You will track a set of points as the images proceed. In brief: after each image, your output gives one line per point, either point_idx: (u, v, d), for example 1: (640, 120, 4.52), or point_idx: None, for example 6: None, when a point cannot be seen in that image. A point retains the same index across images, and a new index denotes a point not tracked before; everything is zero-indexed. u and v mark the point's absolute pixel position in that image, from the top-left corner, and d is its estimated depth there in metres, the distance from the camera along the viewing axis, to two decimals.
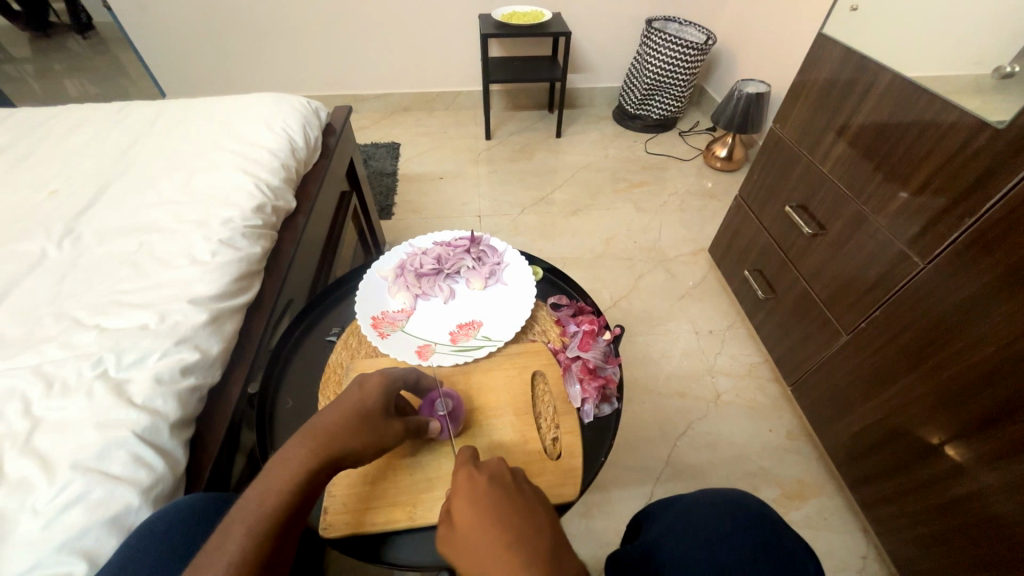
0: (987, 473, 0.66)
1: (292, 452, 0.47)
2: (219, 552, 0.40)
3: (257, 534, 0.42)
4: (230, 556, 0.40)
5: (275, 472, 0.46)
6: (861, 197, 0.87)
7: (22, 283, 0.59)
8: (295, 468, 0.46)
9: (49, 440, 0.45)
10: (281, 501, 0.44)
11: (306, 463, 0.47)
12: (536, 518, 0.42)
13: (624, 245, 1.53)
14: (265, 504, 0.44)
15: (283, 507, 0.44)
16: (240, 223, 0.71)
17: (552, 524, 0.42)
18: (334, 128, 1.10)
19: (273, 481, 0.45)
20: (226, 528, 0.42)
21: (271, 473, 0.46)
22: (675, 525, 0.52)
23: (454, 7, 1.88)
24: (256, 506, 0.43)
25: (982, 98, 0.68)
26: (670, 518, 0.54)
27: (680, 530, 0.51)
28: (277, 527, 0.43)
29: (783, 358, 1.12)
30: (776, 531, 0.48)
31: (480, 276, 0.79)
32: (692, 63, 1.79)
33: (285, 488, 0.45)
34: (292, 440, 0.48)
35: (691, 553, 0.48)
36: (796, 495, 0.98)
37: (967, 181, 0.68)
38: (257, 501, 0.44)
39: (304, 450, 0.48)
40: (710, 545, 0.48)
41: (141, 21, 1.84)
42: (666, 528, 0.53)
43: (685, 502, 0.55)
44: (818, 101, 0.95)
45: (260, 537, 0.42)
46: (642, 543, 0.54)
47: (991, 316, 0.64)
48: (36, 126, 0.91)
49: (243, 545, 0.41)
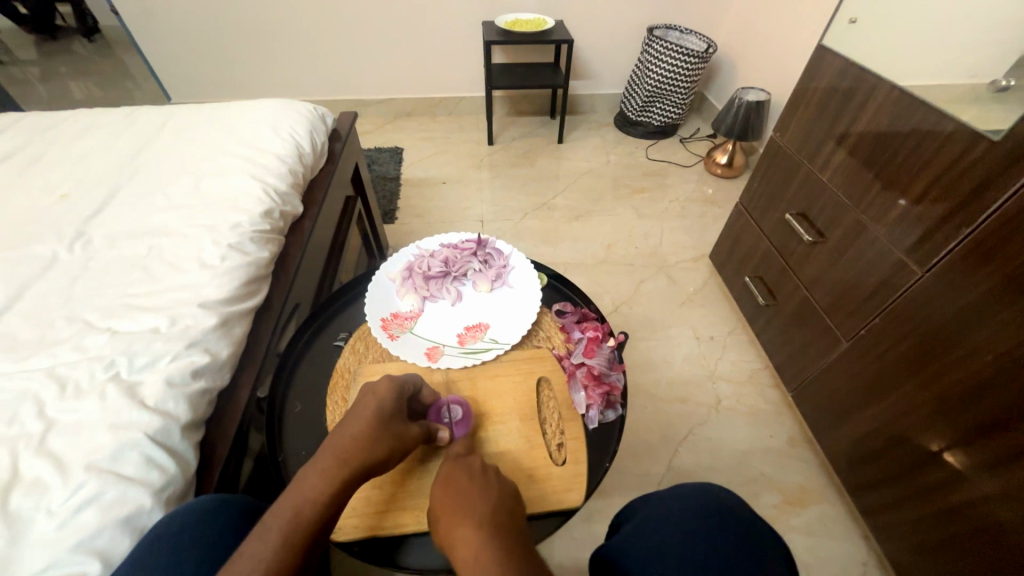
0: (988, 479, 0.67)
1: (323, 462, 0.49)
2: (252, 556, 0.41)
3: (293, 542, 0.43)
4: (268, 561, 0.41)
5: (307, 479, 0.48)
6: (860, 206, 0.89)
7: (35, 285, 0.60)
8: (325, 477, 0.48)
9: (63, 441, 0.46)
10: (314, 506, 0.46)
11: (336, 470, 0.49)
12: (488, 499, 0.50)
13: (625, 251, 1.54)
14: (300, 513, 0.45)
15: (317, 514, 0.46)
16: (249, 228, 0.72)
17: (501, 503, 0.50)
18: (340, 134, 1.11)
19: (306, 489, 0.47)
20: (260, 534, 0.43)
21: (305, 480, 0.48)
22: (650, 522, 0.53)
23: (456, 13, 1.90)
24: (292, 513, 0.45)
25: (979, 107, 0.70)
26: (647, 513, 0.55)
27: (657, 525, 0.52)
28: (309, 533, 0.44)
29: (783, 364, 1.13)
30: (740, 511, 0.52)
31: (487, 279, 0.80)
32: (692, 71, 1.81)
33: (316, 497, 0.47)
34: (321, 450, 0.50)
35: (671, 547, 0.49)
36: (797, 501, 0.99)
37: (963, 191, 0.69)
38: (290, 507, 0.45)
39: (332, 458, 0.50)
40: (693, 537, 0.50)
41: (147, 25, 1.86)
42: (640, 525, 0.54)
43: (660, 499, 0.56)
44: (818, 111, 0.96)
45: (295, 543, 0.43)
46: (618, 541, 0.54)
47: (991, 323, 0.65)
48: (46, 130, 0.92)
49: (280, 551, 0.42)
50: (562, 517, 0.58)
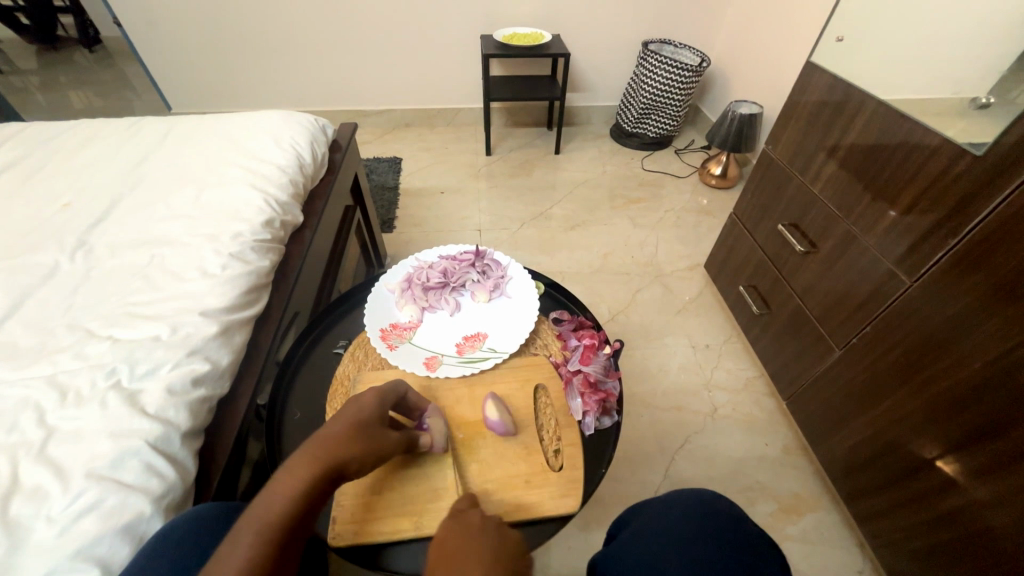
0: (978, 486, 0.68)
1: (298, 461, 0.49)
2: (230, 557, 0.41)
3: (266, 541, 0.43)
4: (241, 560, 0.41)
5: (281, 478, 0.48)
6: (851, 217, 0.90)
7: (36, 293, 0.61)
8: (298, 475, 0.48)
9: (63, 448, 0.46)
10: (287, 503, 0.46)
11: (310, 469, 0.48)
12: (483, 564, 0.44)
13: (621, 260, 1.56)
14: (273, 512, 0.45)
15: (289, 509, 0.45)
16: (250, 237, 0.73)
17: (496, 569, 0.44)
18: (340, 145, 1.12)
19: (279, 488, 0.47)
20: (234, 536, 0.43)
21: (277, 479, 0.48)
22: (645, 529, 0.54)
23: (454, 27, 1.93)
24: (265, 512, 0.44)
25: (961, 123, 0.72)
26: (642, 520, 0.56)
27: (652, 533, 0.53)
28: (283, 529, 0.44)
29: (777, 372, 1.14)
30: (730, 516, 0.53)
31: (486, 289, 0.81)
32: (687, 84, 1.84)
33: (289, 494, 0.46)
34: (298, 449, 0.50)
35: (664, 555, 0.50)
36: (793, 510, 0.99)
37: (950, 204, 0.71)
38: (264, 507, 0.45)
39: (307, 458, 0.49)
40: (685, 546, 0.50)
41: (150, 37, 1.89)
42: (636, 533, 0.55)
43: (656, 506, 0.57)
44: (808, 123, 0.98)
45: (268, 540, 0.43)
46: (614, 549, 0.55)
47: (978, 331, 0.67)
48: (48, 140, 0.93)
49: (253, 551, 0.41)
50: (559, 523, 0.59)
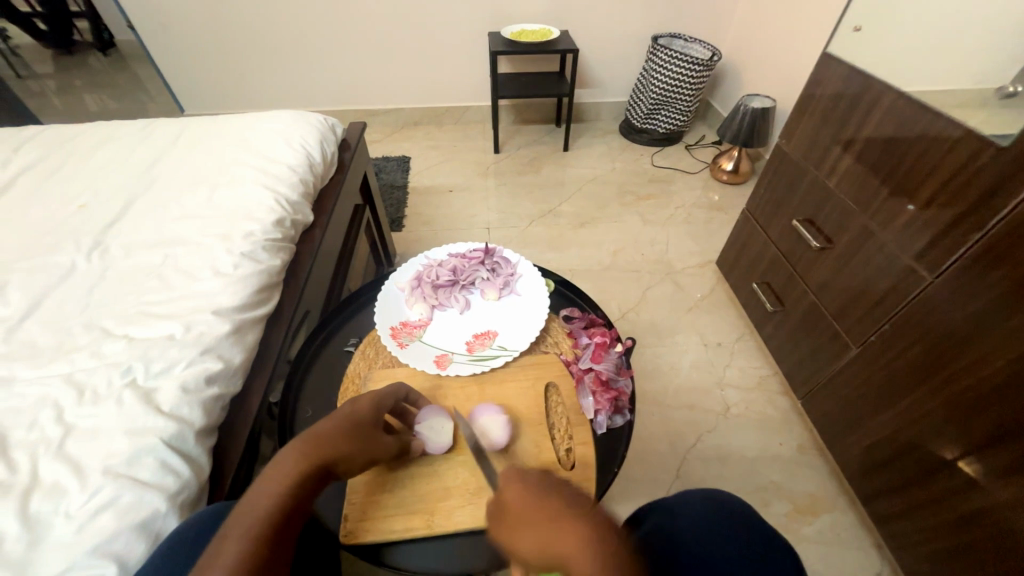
0: (1000, 487, 0.66)
1: (287, 458, 0.49)
2: (222, 555, 0.41)
3: (254, 541, 0.43)
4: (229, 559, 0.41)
5: (270, 476, 0.48)
6: (868, 212, 0.88)
7: (54, 293, 0.62)
8: (285, 473, 0.48)
9: (80, 446, 0.47)
10: (274, 502, 0.46)
11: (299, 467, 0.48)
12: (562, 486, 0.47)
13: (631, 257, 1.54)
14: (260, 511, 0.45)
15: (274, 508, 0.45)
16: (261, 236, 0.73)
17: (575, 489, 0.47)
18: (350, 144, 1.12)
19: (267, 487, 0.47)
20: (223, 535, 0.43)
21: (263, 477, 0.47)
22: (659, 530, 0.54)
23: (462, 24, 1.93)
24: (253, 511, 0.45)
25: (985, 114, 0.70)
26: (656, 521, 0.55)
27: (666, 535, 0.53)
28: (272, 528, 0.44)
29: (792, 370, 1.12)
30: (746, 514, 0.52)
31: (495, 287, 0.81)
32: (697, 79, 1.82)
33: (277, 492, 0.46)
34: (288, 445, 0.50)
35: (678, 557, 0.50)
36: (808, 510, 0.98)
37: (972, 197, 0.69)
38: (252, 506, 0.45)
39: (296, 455, 0.49)
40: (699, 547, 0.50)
41: (162, 40, 1.91)
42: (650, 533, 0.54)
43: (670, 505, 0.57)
44: (824, 116, 0.96)
45: (256, 539, 0.43)
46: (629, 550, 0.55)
47: (1001, 327, 0.65)
48: (65, 142, 0.94)
49: (241, 551, 0.42)
50: None
